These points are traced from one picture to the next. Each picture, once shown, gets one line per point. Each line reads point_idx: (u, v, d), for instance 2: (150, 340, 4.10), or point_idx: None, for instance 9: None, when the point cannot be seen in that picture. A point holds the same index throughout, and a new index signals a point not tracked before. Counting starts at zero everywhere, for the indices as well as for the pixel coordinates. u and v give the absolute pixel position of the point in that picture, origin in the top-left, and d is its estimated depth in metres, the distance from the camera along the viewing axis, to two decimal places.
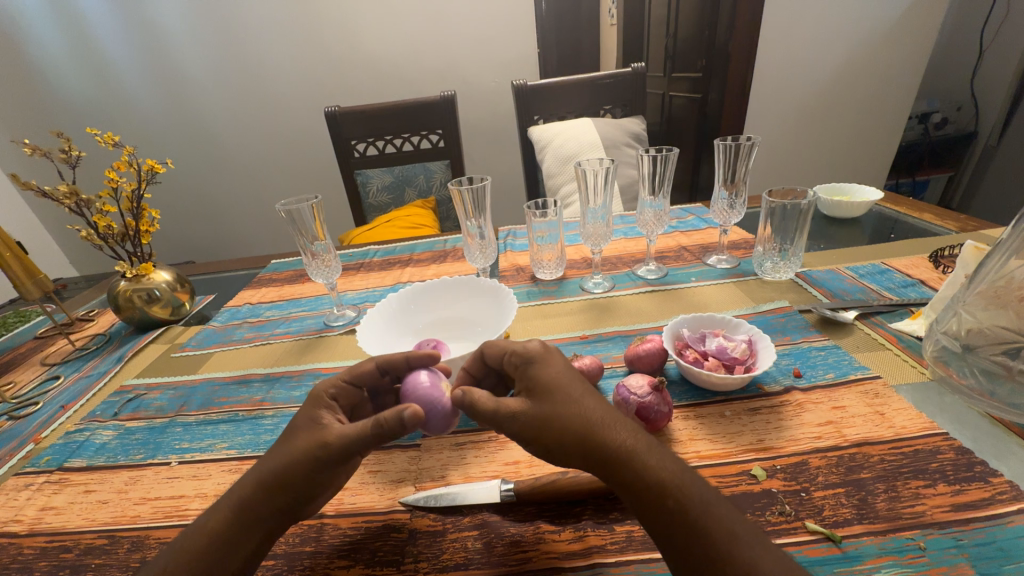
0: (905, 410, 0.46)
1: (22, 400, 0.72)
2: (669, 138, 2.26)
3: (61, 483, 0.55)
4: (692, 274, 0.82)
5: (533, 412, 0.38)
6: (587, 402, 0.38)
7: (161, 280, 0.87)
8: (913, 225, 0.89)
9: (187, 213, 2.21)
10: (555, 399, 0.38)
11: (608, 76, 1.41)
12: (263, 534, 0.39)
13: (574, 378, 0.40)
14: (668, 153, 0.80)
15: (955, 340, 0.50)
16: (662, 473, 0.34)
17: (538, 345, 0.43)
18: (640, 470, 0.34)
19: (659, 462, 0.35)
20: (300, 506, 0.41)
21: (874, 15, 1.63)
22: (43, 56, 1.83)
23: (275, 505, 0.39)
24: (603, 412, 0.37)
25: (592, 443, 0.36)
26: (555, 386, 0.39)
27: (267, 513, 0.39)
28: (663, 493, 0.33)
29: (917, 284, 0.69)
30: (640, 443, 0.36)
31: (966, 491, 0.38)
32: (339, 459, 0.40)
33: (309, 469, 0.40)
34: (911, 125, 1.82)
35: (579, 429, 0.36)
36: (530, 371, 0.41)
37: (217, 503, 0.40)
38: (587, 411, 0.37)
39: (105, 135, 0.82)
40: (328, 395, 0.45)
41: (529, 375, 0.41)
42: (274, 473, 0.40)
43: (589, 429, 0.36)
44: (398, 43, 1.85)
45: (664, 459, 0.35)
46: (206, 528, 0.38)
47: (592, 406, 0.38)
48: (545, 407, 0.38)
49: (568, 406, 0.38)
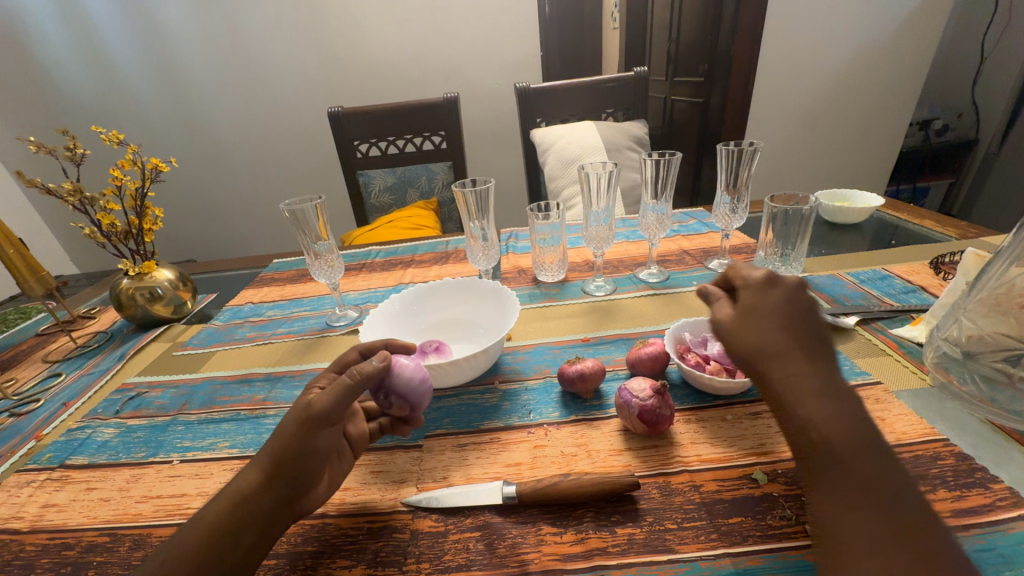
0: (906, 416, 0.47)
1: (23, 396, 0.72)
2: (669, 142, 2.27)
3: (62, 481, 0.55)
4: (693, 278, 0.82)
5: (736, 329, 0.43)
6: (789, 329, 0.40)
7: (164, 278, 0.87)
8: (914, 231, 0.89)
9: (187, 212, 2.21)
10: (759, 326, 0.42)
11: (610, 79, 1.41)
12: (264, 519, 0.40)
13: (784, 314, 0.41)
14: (670, 157, 0.81)
15: (956, 346, 0.50)
16: (822, 421, 0.35)
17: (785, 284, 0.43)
18: (798, 406, 0.37)
19: (823, 412, 0.35)
20: (299, 487, 0.42)
21: (877, 21, 1.64)
22: (48, 54, 1.84)
23: (274, 485, 0.41)
24: (797, 346, 0.39)
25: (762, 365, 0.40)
26: (771, 319, 0.41)
27: (268, 494, 0.41)
28: (815, 434, 0.35)
29: (919, 290, 0.70)
30: (812, 385, 0.37)
31: (966, 497, 0.38)
32: (328, 420, 0.43)
33: (301, 438, 0.42)
34: (912, 132, 1.82)
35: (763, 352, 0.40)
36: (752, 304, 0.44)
37: (213, 498, 0.41)
38: (779, 332, 0.40)
39: (111, 133, 0.83)
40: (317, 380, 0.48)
41: (754, 303, 0.44)
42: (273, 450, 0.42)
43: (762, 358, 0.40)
44: (401, 44, 1.85)
45: (834, 412, 0.35)
46: (204, 521, 0.39)
47: (786, 340, 0.40)
48: (748, 326, 0.43)
49: (766, 333, 0.41)
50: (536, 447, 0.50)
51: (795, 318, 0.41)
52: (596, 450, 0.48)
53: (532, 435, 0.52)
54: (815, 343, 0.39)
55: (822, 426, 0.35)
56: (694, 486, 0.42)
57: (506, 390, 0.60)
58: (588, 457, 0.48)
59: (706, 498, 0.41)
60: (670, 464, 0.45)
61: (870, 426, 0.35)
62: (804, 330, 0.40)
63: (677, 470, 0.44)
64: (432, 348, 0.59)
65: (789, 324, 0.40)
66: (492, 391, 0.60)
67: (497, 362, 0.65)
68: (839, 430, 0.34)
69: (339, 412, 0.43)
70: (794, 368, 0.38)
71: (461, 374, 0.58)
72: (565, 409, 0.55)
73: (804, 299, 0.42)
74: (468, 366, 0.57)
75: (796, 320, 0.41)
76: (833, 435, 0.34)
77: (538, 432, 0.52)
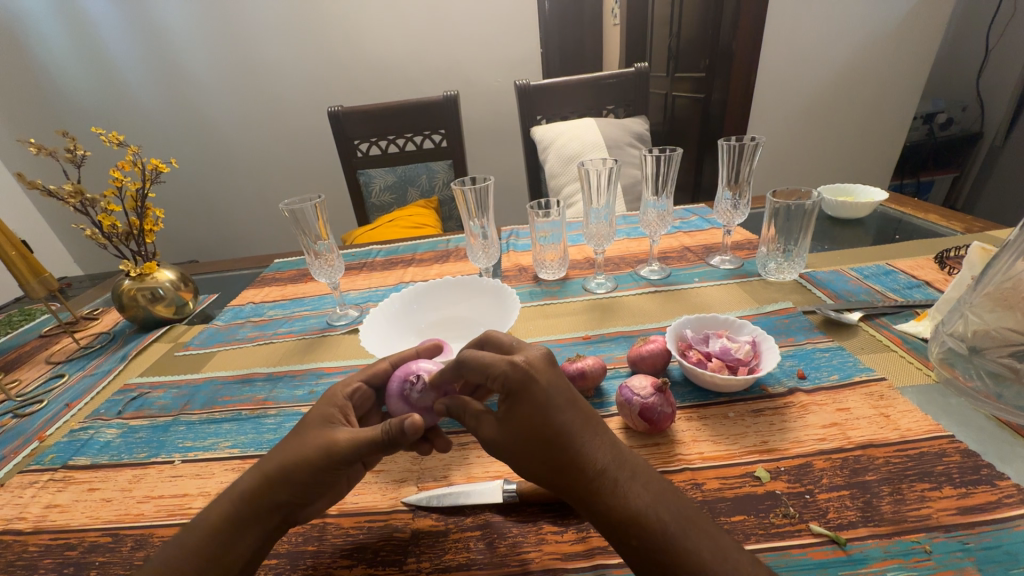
0: (910, 412, 0.46)
1: (27, 397, 0.73)
2: (671, 138, 2.26)
3: (65, 481, 0.55)
4: (695, 274, 0.82)
5: (512, 441, 0.37)
6: (566, 416, 0.36)
7: (165, 279, 0.88)
8: (918, 226, 0.88)
9: (190, 213, 2.21)
10: (531, 429, 0.36)
11: (611, 76, 1.40)
12: (263, 527, 0.39)
13: (556, 401, 0.37)
14: (671, 153, 0.80)
15: (961, 341, 0.49)
16: (642, 505, 0.33)
17: (521, 365, 0.38)
18: (614, 502, 0.34)
19: (641, 491, 0.34)
20: (302, 499, 0.41)
21: (879, 15, 1.63)
22: (48, 56, 1.85)
23: (274, 498, 0.40)
24: (580, 435, 0.36)
25: (569, 469, 0.35)
26: (537, 416, 0.36)
27: (266, 505, 0.40)
28: (640, 529, 0.33)
29: (923, 285, 0.69)
30: (621, 464, 0.35)
31: (973, 494, 0.38)
32: (347, 461, 0.41)
33: (314, 470, 0.40)
34: (917, 125, 1.81)
35: (556, 456, 0.35)
36: (509, 400, 0.37)
37: (215, 500, 0.40)
38: (558, 428, 0.36)
39: (110, 135, 0.82)
40: (341, 396, 0.47)
41: (510, 398, 0.38)
42: (280, 469, 0.40)
43: (570, 466, 0.35)
44: (401, 42, 1.85)
45: (648, 486, 0.35)
46: (205, 522, 0.39)
47: (573, 434, 0.36)
48: (518, 431, 0.37)
49: (545, 434, 0.36)
50: None
51: (562, 398, 0.37)
52: None
53: None
54: (593, 423, 0.37)
55: (645, 512, 0.33)
56: (696, 484, 0.42)
57: None
58: None
59: (708, 496, 0.41)
60: (672, 462, 0.45)
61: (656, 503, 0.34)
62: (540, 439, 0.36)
63: (679, 468, 0.44)
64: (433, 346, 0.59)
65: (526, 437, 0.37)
66: None
67: None
68: (662, 509, 0.33)
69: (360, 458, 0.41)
70: (599, 459, 0.35)
71: None
72: None
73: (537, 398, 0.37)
74: None
75: (569, 399, 0.38)
76: (662, 521, 0.33)
77: None
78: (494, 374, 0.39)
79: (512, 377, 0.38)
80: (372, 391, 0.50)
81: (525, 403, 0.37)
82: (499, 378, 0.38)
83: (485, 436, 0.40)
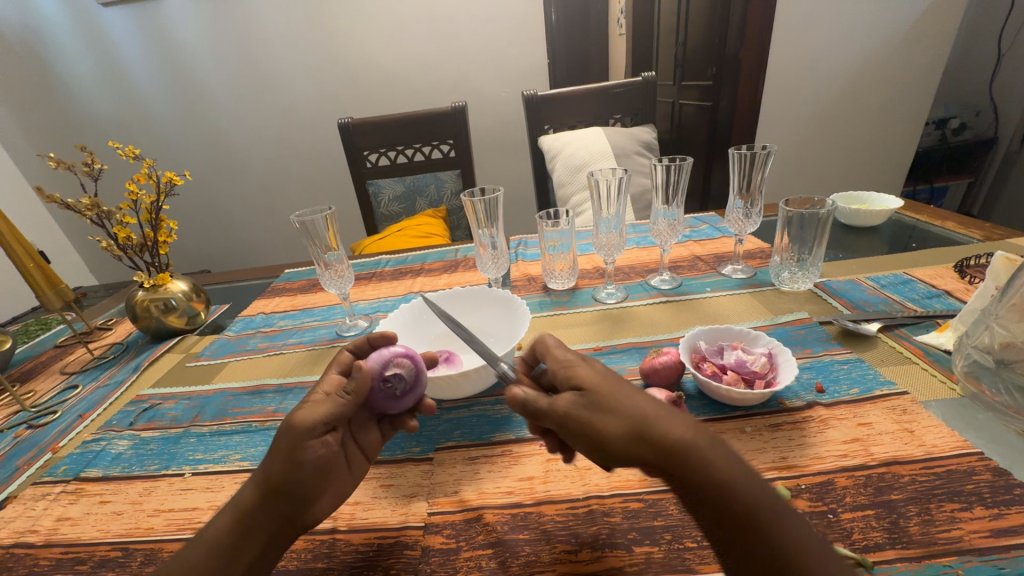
0: (936, 428, 0.45)
1: (41, 407, 0.73)
2: (679, 147, 2.26)
3: (77, 493, 0.55)
4: (707, 284, 0.81)
5: (580, 410, 0.35)
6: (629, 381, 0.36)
7: (178, 290, 0.88)
8: (935, 233, 0.87)
9: (201, 223, 2.24)
10: (599, 391, 0.35)
11: (618, 85, 1.41)
12: (272, 529, 0.40)
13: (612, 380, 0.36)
14: (681, 162, 0.80)
15: (988, 354, 0.48)
16: (721, 460, 0.30)
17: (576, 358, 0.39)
18: (695, 456, 0.30)
19: (718, 453, 0.31)
20: (301, 497, 0.41)
21: (889, 20, 1.61)
22: (69, 71, 1.90)
23: (276, 503, 0.40)
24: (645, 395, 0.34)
25: (632, 432, 0.32)
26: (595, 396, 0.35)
27: (272, 507, 0.40)
28: (726, 495, 0.29)
29: (943, 295, 0.67)
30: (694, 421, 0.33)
31: (1005, 516, 0.36)
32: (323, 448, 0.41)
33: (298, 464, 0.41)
34: (928, 132, 1.79)
35: (627, 413, 0.33)
36: (571, 374, 0.38)
37: (218, 513, 0.41)
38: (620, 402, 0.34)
39: (127, 148, 0.84)
40: (321, 390, 0.46)
41: (571, 372, 0.38)
42: (278, 472, 0.41)
43: (643, 422, 0.32)
44: (409, 54, 1.87)
45: (725, 445, 0.31)
46: (209, 536, 0.39)
47: (639, 393, 0.35)
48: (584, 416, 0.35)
49: (612, 407, 0.34)
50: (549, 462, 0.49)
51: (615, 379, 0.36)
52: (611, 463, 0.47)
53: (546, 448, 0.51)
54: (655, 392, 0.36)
55: (727, 469, 0.30)
56: None
57: None
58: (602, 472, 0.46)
59: None
60: None
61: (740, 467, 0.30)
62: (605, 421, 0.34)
63: None
64: (443, 357, 0.58)
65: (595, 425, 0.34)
66: (503, 402, 0.59)
67: None
68: (740, 475, 0.30)
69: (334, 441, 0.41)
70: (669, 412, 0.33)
71: (471, 385, 0.57)
72: None
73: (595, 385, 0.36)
74: (479, 377, 0.56)
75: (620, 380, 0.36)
76: (739, 478, 0.30)
77: None
78: (552, 358, 0.41)
79: (569, 358, 0.40)
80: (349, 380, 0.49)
81: (588, 372, 0.37)
82: (556, 361, 0.40)
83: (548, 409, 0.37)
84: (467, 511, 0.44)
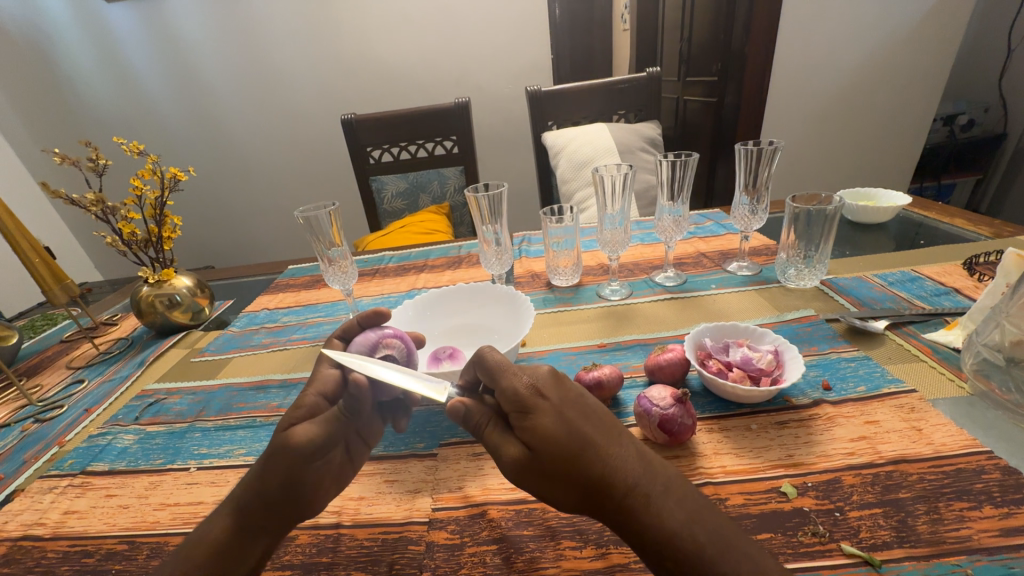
0: (945, 426, 0.44)
1: (48, 402, 0.74)
2: (684, 143, 2.25)
3: (83, 487, 0.55)
4: (712, 280, 0.80)
5: (536, 456, 0.33)
6: (588, 428, 0.33)
7: (182, 285, 0.89)
8: (943, 230, 0.86)
9: (206, 219, 2.25)
10: (554, 450, 0.32)
11: (622, 81, 1.40)
12: (273, 531, 0.40)
13: (571, 420, 0.33)
14: (687, 158, 0.79)
15: (998, 352, 0.48)
16: (677, 524, 0.30)
17: (531, 386, 0.35)
18: (651, 522, 0.30)
19: (673, 507, 0.31)
20: (302, 500, 0.41)
21: (898, 15, 1.60)
22: (72, 68, 1.90)
23: (273, 509, 0.40)
24: (604, 450, 0.32)
25: (592, 482, 0.31)
26: (554, 444, 0.32)
27: (272, 512, 0.40)
28: (675, 552, 0.29)
29: (951, 292, 0.67)
30: (653, 477, 0.32)
31: (1015, 514, 0.36)
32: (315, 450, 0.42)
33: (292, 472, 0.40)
34: (936, 128, 1.78)
35: (583, 477, 0.32)
36: (522, 422, 0.34)
37: (216, 514, 0.41)
38: (582, 451, 0.32)
39: (131, 144, 0.84)
40: (312, 393, 0.44)
41: (527, 410, 0.34)
42: (280, 482, 0.40)
43: (604, 475, 0.31)
44: (412, 49, 1.86)
45: (682, 501, 0.31)
46: (206, 540, 0.39)
47: (597, 449, 0.32)
48: (540, 461, 0.33)
49: (572, 456, 0.32)
50: None
51: (577, 418, 0.33)
52: None
53: None
54: (616, 432, 0.34)
55: (683, 533, 0.30)
56: (720, 499, 0.41)
57: None
58: None
59: (733, 512, 0.39)
60: (694, 476, 0.43)
61: (694, 514, 0.30)
62: (562, 468, 0.32)
63: (701, 482, 0.43)
64: (446, 354, 0.58)
65: (552, 471, 0.33)
66: None
67: None
68: (699, 527, 0.30)
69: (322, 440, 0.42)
70: (629, 473, 0.32)
71: None
72: None
73: (554, 428, 0.33)
74: None
75: (582, 416, 0.34)
76: (697, 542, 0.29)
77: None
78: (502, 392, 0.36)
79: (521, 395, 0.35)
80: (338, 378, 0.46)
81: (542, 421, 0.33)
82: (507, 397, 0.35)
83: (501, 460, 0.35)
84: (471, 507, 0.44)
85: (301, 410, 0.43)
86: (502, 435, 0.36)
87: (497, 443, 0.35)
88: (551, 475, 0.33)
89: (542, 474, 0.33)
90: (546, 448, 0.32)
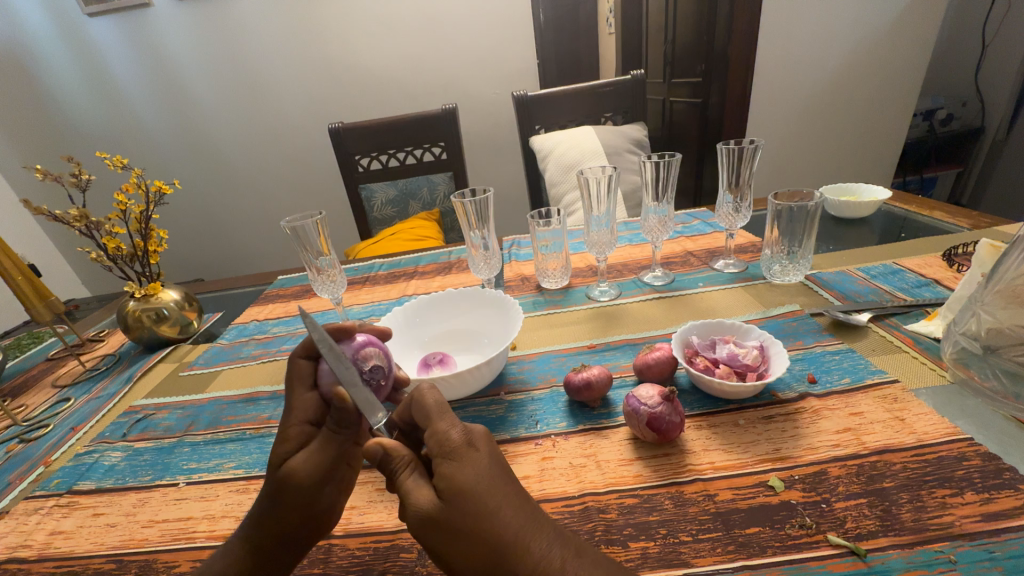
0: (926, 415, 0.45)
1: (33, 421, 0.73)
2: (670, 143, 2.28)
3: (70, 506, 0.54)
4: (700, 278, 0.81)
5: (447, 508, 0.31)
6: (506, 488, 0.32)
7: (169, 299, 0.88)
8: (924, 223, 0.87)
9: (193, 232, 2.23)
10: (470, 502, 0.31)
11: (608, 84, 1.42)
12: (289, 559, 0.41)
13: (492, 476, 0.33)
14: (670, 158, 0.80)
15: (975, 340, 0.49)
16: None
17: (462, 434, 0.34)
18: None
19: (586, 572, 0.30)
20: (317, 522, 0.42)
21: (874, 15, 1.64)
22: (56, 85, 1.89)
23: (286, 540, 0.41)
24: (519, 512, 0.32)
25: (505, 546, 0.30)
26: (471, 495, 0.31)
27: (290, 542, 0.41)
28: None
29: (932, 284, 0.68)
30: (565, 542, 0.31)
31: (996, 500, 0.37)
32: (320, 476, 0.42)
33: (299, 505, 0.41)
34: (916, 123, 1.82)
35: (496, 537, 0.30)
36: (443, 468, 0.33)
37: (229, 546, 0.41)
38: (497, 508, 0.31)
39: (114, 158, 0.83)
40: (296, 423, 0.43)
41: (452, 458, 0.33)
42: (296, 516, 0.41)
43: (516, 538, 0.30)
44: (399, 56, 1.87)
45: (595, 564, 0.31)
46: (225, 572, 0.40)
47: (513, 509, 0.31)
48: (450, 515, 0.31)
49: (486, 514, 0.31)
50: (545, 459, 0.48)
51: (498, 476, 0.33)
52: (606, 460, 0.47)
53: (540, 446, 0.50)
54: (530, 502, 0.33)
55: None
56: (708, 495, 0.41)
57: (512, 400, 0.58)
58: (598, 468, 0.46)
59: (721, 507, 0.40)
60: (683, 473, 0.44)
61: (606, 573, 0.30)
62: (474, 526, 0.31)
63: (690, 478, 0.43)
64: (436, 359, 0.58)
65: (461, 529, 0.31)
66: (498, 403, 0.58)
67: (502, 373, 0.64)
68: None
69: (325, 469, 0.42)
70: (542, 537, 0.31)
71: (466, 386, 0.57)
72: (573, 418, 0.53)
73: (474, 479, 0.32)
74: (472, 378, 0.56)
75: (502, 474, 0.33)
76: None
77: (546, 443, 0.50)
78: (431, 436, 0.35)
79: (452, 440, 0.34)
80: (317, 400, 0.44)
81: (466, 472, 0.32)
82: (436, 441, 0.34)
83: (406, 508, 0.32)
84: None
85: (288, 444, 0.42)
86: (418, 480, 0.34)
87: (402, 491, 0.33)
88: (459, 535, 0.31)
89: (448, 532, 0.31)
90: (463, 500, 0.31)
